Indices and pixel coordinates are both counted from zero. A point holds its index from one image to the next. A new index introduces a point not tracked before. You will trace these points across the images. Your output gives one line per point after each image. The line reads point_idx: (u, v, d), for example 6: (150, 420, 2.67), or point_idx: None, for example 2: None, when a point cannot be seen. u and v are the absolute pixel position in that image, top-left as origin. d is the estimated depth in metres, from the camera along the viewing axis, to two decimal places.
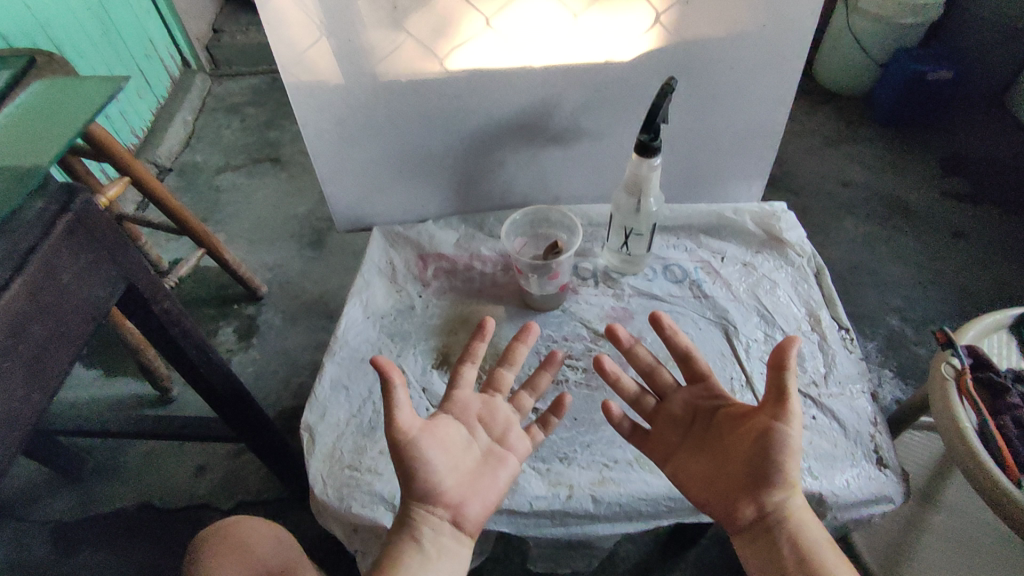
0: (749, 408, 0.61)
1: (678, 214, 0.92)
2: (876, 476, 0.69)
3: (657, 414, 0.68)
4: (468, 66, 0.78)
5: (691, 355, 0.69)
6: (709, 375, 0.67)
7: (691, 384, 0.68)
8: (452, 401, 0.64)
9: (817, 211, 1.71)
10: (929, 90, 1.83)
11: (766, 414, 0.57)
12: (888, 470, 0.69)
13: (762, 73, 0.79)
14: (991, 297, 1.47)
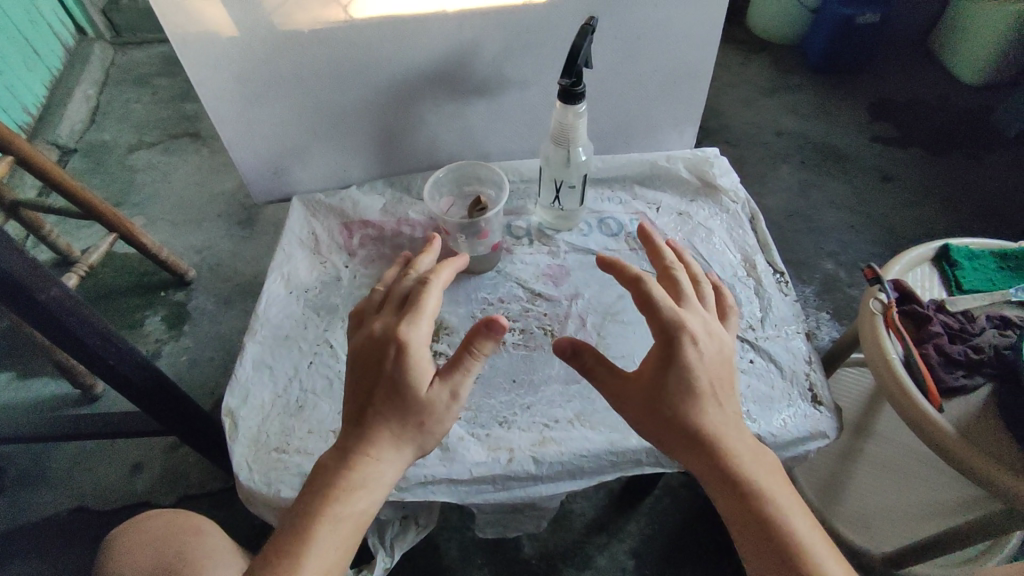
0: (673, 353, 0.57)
1: (610, 166, 0.90)
2: (811, 413, 0.70)
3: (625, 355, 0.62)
4: (377, 13, 0.72)
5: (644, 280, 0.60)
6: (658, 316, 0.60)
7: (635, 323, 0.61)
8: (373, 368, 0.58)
9: (754, 161, 1.72)
10: (857, 35, 1.86)
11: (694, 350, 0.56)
12: (822, 407, 0.70)
13: (686, 10, 0.77)
14: (917, 236, 1.53)
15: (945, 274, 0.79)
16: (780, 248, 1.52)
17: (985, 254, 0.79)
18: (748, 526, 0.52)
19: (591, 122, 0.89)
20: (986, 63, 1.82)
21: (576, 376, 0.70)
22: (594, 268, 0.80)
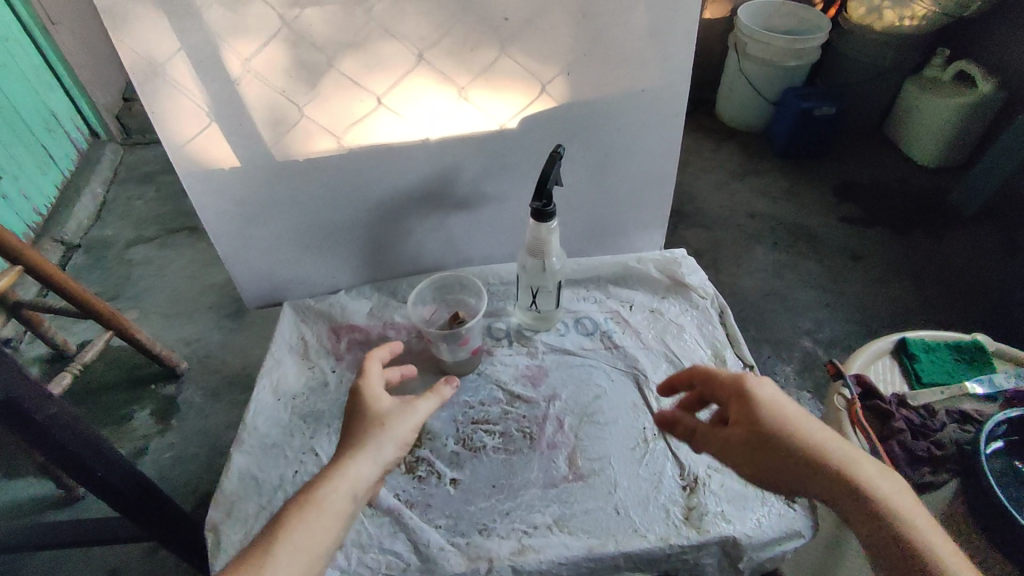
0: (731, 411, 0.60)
1: (586, 267, 0.96)
2: (785, 512, 0.70)
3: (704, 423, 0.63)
4: (383, 139, 0.79)
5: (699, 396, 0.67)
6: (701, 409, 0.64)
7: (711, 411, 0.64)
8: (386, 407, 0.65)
9: (729, 242, 1.80)
10: (818, 125, 1.99)
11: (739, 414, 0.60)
12: (796, 504, 0.71)
13: (648, 132, 0.85)
14: (889, 313, 1.59)
15: (906, 367, 0.82)
16: (758, 327, 1.56)
17: (939, 345, 0.83)
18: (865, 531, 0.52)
19: (566, 228, 0.95)
20: (940, 148, 1.95)
21: (554, 480, 0.72)
22: (571, 368, 0.84)
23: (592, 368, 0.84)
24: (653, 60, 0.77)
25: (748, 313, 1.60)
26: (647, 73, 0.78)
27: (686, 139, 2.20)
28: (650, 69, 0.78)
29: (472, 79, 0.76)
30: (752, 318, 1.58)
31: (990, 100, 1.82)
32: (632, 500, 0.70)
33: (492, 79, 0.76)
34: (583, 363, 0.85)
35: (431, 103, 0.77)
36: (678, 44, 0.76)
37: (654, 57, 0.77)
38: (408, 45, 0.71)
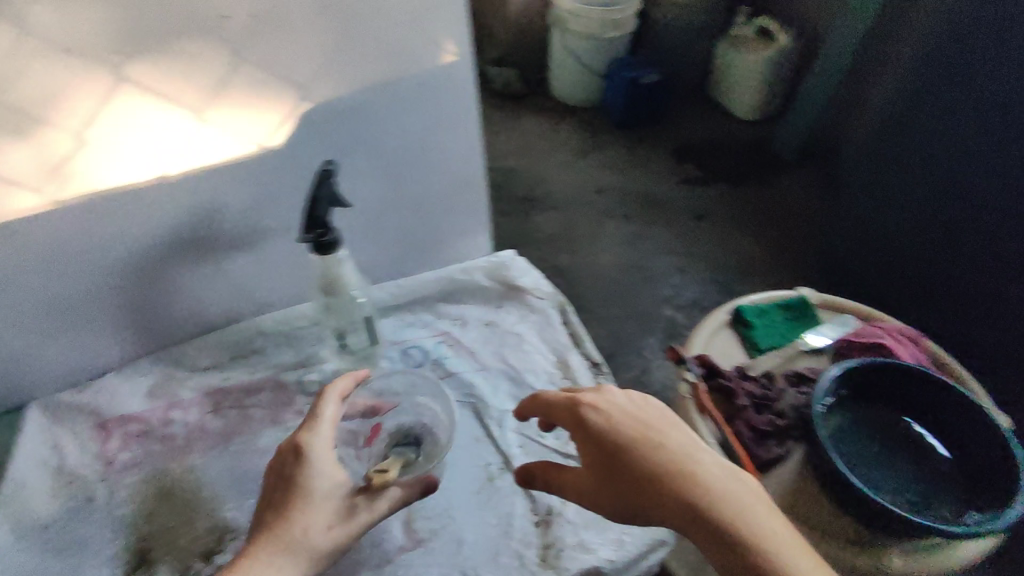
0: (602, 431, 0.56)
1: (408, 288, 0.85)
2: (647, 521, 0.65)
3: (583, 427, 0.57)
4: (118, 182, 0.63)
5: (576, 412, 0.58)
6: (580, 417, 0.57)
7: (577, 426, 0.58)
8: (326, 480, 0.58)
9: (581, 221, 1.78)
10: (646, 92, 2.03)
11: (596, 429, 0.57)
12: None
13: (442, 131, 0.75)
14: (737, 266, 1.65)
15: (742, 336, 0.80)
16: (621, 305, 1.54)
17: (770, 306, 0.81)
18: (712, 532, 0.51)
19: (377, 250, 0.83)
20: (756, 100, 2.07)
21: (387, 556, 0.61)
22: None
23: None
24: (423, 46, 0.68)
25: (610, 292, 1.58)
26: (421, 61, 0.68)
27: (526, 123, 2.15)
28: (422, 60, 0.68)
29: (201, 95, 0.62)
30: (614, 295, 1.56)
31: (793, 49, 1.94)
32: (479, 557, 0.62)
33: (228, 93, 0.63)
34: None
35: (155, 133, 0.62)
36: (447, 25, 0.67)
37: (423, 43, 0.67)
38: (94, 64, 0.56)
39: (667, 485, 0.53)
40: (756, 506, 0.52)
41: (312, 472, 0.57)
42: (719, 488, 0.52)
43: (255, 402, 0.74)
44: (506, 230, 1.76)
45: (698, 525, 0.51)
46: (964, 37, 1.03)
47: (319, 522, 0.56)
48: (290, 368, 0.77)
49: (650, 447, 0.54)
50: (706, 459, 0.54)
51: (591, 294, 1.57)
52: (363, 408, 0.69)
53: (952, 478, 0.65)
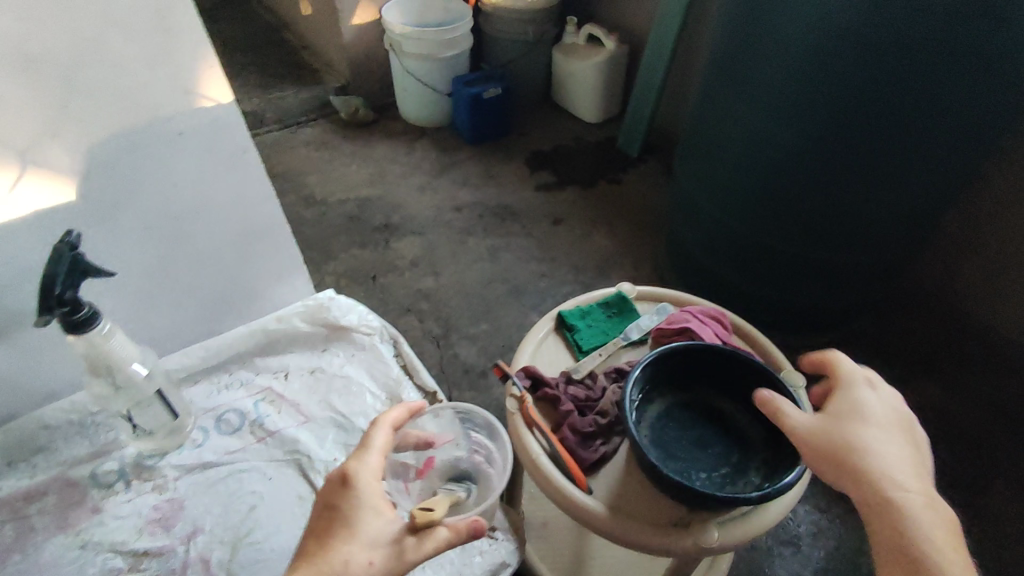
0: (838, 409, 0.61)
1: (219, 348, 0.78)
2: None
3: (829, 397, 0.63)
4: None
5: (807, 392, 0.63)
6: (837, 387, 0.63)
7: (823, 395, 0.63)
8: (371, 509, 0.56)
9: (442, 242, 1.76)
10: (491, 107, 2.06)
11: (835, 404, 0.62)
12: None
13: (218, 178, 0.70)
14: (596, 264, 1.70)
15: (568, 340, 0.81)
16: (488, 320, 1.54)
17: (592, 307, 0.84)
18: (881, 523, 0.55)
19: (176, 312, 0.76)
20: (597, 104, 2.17)
21: None
22: (215, 485, 0.68)
23: (244, 474, 0.69)
24: (169, 90, 0.62)
25: (476, 308, 1.57)
26: (170, 106, 0.63)
27: (378, 149, 2.11)
28: (173, 106, 0.63)
29: None
30: (481, 312, 1.56)
31: (620, 53, 2.06)
32: None
33: None
34: (232, 471, 0.69)
35: None
36: (194, 65, 0.62)
37: (168, 88, 0.62)
38: None
39: (871, 487, 0.56)
40: (947, 544, 0.53)
41: (357, 503, 0.56)
42: (918, 515, 0.54)
43: (38, 509, 0.65)
44: (366, 261, 1.70)
45: (882, 529, 0.54)
46: (744, 44, 1.07)
47: (360, 555, 0.53)
48: (80, 461, 0.68)
49: (865, 450, 0.57)
50: (908, 479, 0.56)
51: (458, 314, 1.55)
52: (417, 441, 0.66)
53: (761, 444, 0.70)
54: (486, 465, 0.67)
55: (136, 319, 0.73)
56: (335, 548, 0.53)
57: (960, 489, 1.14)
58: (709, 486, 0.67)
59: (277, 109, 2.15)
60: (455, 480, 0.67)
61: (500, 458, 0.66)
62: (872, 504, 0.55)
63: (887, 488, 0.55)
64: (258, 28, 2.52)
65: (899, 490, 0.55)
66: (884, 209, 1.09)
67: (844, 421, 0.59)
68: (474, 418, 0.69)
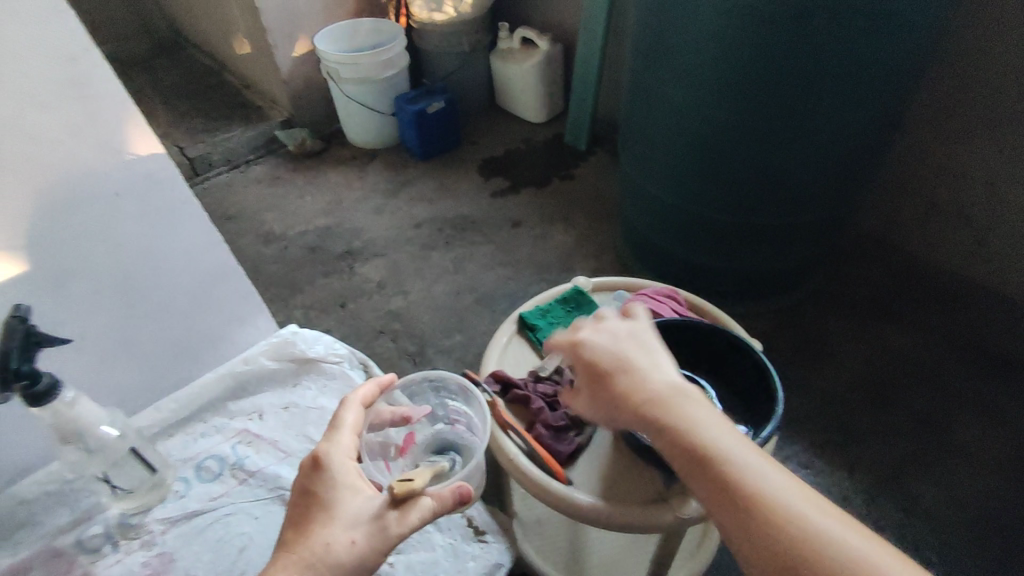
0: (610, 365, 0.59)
1: (189, 399, 0.79)
2: (481, 553, 0.78)
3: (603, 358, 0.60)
4: None
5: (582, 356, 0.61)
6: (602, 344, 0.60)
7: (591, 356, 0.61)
8: (348, 488, 0.57)
9: (406, 260, 1.77)
10: (436, 121, 2.08)
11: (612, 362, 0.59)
12: (488, 537, 0.80)
13: (165, 230, 0.71)
14: (559, 260, 1.73)
15: (532, 340, 0.84)
16: (461, 330, 1.56)
17: (550, 304, 0.87)
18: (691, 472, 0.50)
19: (140, 369, 0.77)
20: (540, 104, 2.21)
21: None
22: (202, 532, 0.69)
23: (230, 518, 0.70)
24: (98, 150, 0.62)
25: (448, 321, 1.59)
26: (102, 167, 0.63)
27: (330, 177, 2.11)
28: (111, 168, 0.64)
29: None
30: (453, 324, 1.57)
31: (554, 53, 2.10)
32: None
33: None
34: (218, 517, 0.70)
35: None
36: (124, 126, 0.63)
37: (96, 150, 0.62)
38: None
39: (683, 449, 0.51)
40: (783, 474, 0.48)
41: (334, 485, 0.57)
42: (742, 457, 0.49)
43: None
44: (333, 289, 1.70)
45: (713, 487, 0.48)
46: (665, 28, 1.11)
47: (343, 534, 0.54)
48: (64, 530, 0.68)
49: (660, 405, 0.54)
50: (719, 422, 0.52)
51: (432, 329, 1.57)
52: (393, 416, 0.68)
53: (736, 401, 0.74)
54: (467, 433, 0.70)
55: (98, 382, 0.74)
56: (317, 532, 0.54)
57: (930, 425, 1.20)
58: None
59: (224, 151, 2.13)
60: (438, 451, 0.70)
61: (480, 423, 0.68)
62: (692, 462, 0.50)
63: (704, 443, 0.50)
64: (194, 72, 2.50)
65: (715, 438, 0.50)
66: (809, 171, 1.15)
67: (627, 369, 0.57)
68: (449, 386, 0.72)
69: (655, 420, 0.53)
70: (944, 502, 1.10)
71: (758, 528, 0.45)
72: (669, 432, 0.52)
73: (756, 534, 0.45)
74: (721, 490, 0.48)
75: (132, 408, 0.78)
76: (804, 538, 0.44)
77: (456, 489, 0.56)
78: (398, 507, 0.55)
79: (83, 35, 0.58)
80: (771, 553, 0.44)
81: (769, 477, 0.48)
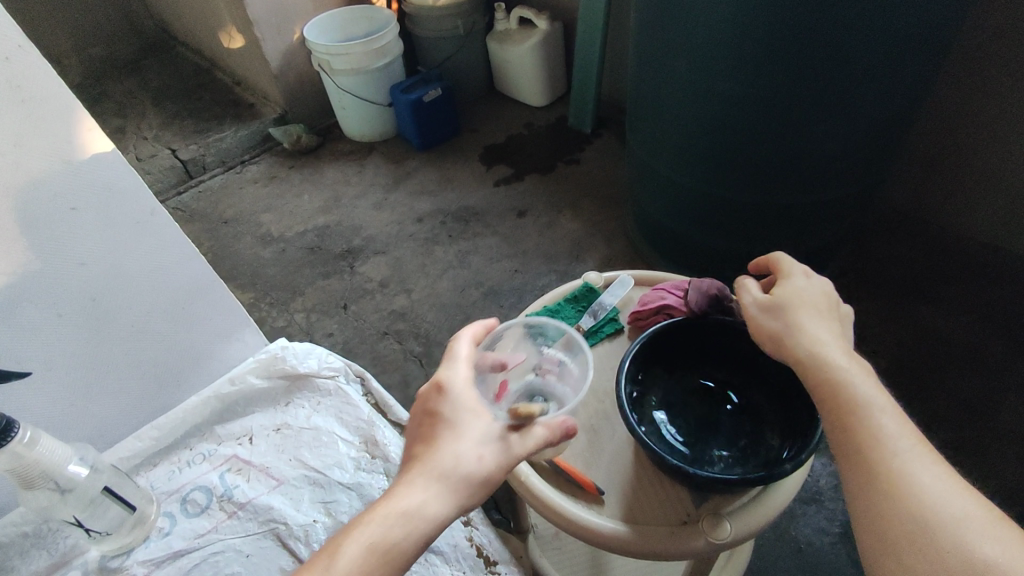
0: (805, 316, 0.56)
1: (172, 425, 0.73)
2: None
3: (801, 301, 0.57)
4: None
5: (782, 294, 0.58)
6: (805, 291, 0.58)
7: (794, 294, 0.58)
8: (472, 407, 0.52)
9: (408, 257, 1.70)
10: (433, 109, 1.99)
11: (810, 315, 0.56)
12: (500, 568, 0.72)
13: (134, 243, 0.65)
14: (568, 250, 1.65)
15: None
16: None
17: (559, 304, 0.79)
18: (861, 449, 0.47)
19: (116, 397, 0.71)
20: (540, 87, 2.12)
21: None
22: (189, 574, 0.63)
23: (218, 556, 0.64)
24: (47, 161, 0.56)
25: (454, 319, 1.52)
26: (52, 181, 0.57)
27: (328, 173, 2.04)
28: (61, 183, 0.57)
29: None
30: (460, 322, 1.51)
31: (553, 32, 2.01)
32: None
33: None
34: (205, 557, 0.64)
35: None
36: (71, 133, 0.56)
37: (41, 160, 0.55)
38: None
39: (836, 400, 0.50)
40: (935, 467, 0.46)
41: (459, 406, 0.51)
42: (895, 428, 0.47)
43: None
44: (334, 291, 1.63)
45: (852, 450, 0.48)
46: None
47: (468, 452, 0.49)
48: None
49: (830, 353, 0.52)
50: (875, 386, 0.50)
51: (438, 327, 1.50)
52: (493, 362, 0.59)
53: (767, 404, 0.66)
54: (557, 384, 0.62)
55: (69, 415, 0.67)
56: (442, 451, 0.49)
57: (976, 410, 1.12)
58: (728, 464, 0.62)
59: (217, 152, 2.06)
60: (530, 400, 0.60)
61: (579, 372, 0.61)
62: (843, 416, 0.49)
63: (858, 402, 0.49)
64: (185, 71, 2.43)
65: (878, 403, 0.49)
66: (834, 141, 1.05)
67: (812, 325, 0.55)
68: (546, 334, 0.63)
69: (836, 384, 0.51)
70: (997, 498, 1.02)
71: (888, 505, 0.45)
72: (824, 373, 0.51)
73: (883, 512, 0.45)
74: (865, 443, 0.47)
75: (108, 439, 0.73)
76: (930, 528, 0.43)
77: (566, 423, 0.53)
78: (517, 431, 0.51)
79: (16, 31, 0.51)
80: (888, 532, 0.44)
81: (919, 464, 0.46)
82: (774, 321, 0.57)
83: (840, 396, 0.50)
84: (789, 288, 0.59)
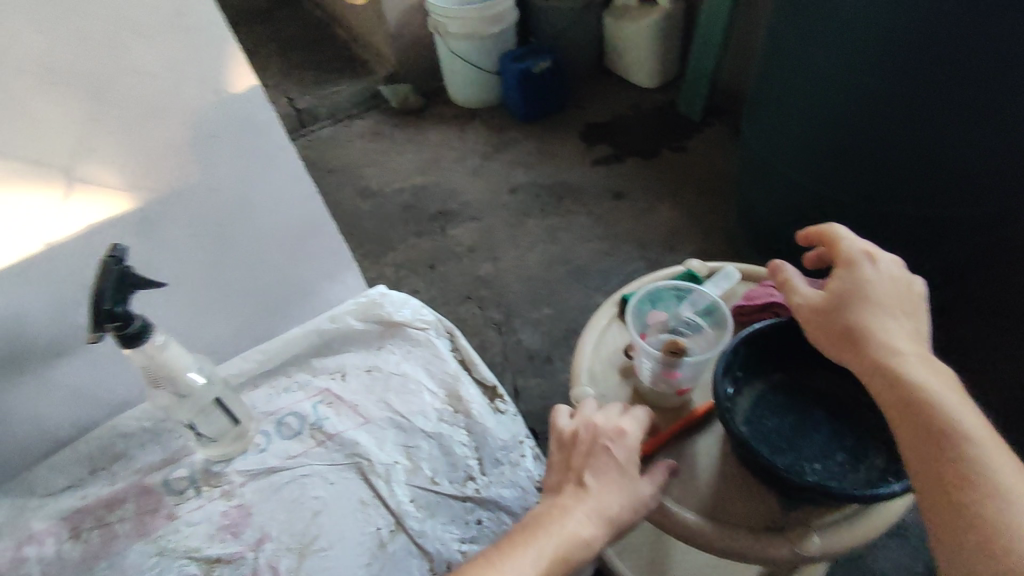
0: (873, 320, 0.52)
1: (275, 350, 0.78)
2: None
3: (869, 299, 0.54)
4: None
5: (848, 292, 0.55)
6: (874, 286, 0.54)
7: (863, 289, 0.54)
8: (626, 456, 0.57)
9: (499, 226, 1.71)
10: (541, 81, 1.97)
11: (880, 318, 0.52)
12: None
13: (261, 177, 0.69)
14: (662, 238, 1.60)
15: None
16: (551, 303, 1.49)
17: None
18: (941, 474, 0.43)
19: (230, 319, 0.77)
20: (653, 69, 2.05)
21: None
22: (279, 490, 0.68)
23: (306, 479, 0.69)
24: (201, 89, 0.60)
25: (538, 292, 1.52)
26: (200, 106, 0.61)
27: (430, 135, 2.08)
28: (207, 111, 0.61)
29: None
30: (543, 296, 1.51)
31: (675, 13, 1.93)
32: None
33: None
34: (294, 477, 0.69)
35: None
36: (221, 63, 0.60)
37: (195, 87, 0.59)
38: None
39: (912, 417, 0.46)
40: None
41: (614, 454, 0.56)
42: (981, 448, 0.42)
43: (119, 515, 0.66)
44: (425, 250, 1.68)
45: (931, 478, 0.43)
46: None
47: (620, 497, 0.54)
48: (155, 468, 0.69)
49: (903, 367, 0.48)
50: (959, 401, 0.46)
51: (521, 298, 1.51)
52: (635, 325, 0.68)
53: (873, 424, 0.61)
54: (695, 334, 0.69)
55: (191, 327, 0.74)
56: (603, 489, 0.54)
57: None
58: (824, 477, 0.59)
59: (331, 104, 2.15)
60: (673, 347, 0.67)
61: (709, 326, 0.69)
62: (918, 439, 0.45)
63: (938, 419, 0.45)
64: (309, 25, 2.54)
65: (961, 423, 0.44)
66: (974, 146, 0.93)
67: (883, 332, 0.51)
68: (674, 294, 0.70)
69: (912, 402, 0.47)
70: None
71: (972, 544, 0.39)
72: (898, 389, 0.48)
73: (967, 552, 0.39)
74: (945, 468, 0.42)
75: (219, 356, 0.79)
76: None
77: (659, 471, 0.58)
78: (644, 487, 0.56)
79: None
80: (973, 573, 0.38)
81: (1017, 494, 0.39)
82: (842, 323, 0.54)
83: (915, 414, 0.46)
84: (858, 283, 0.55)
